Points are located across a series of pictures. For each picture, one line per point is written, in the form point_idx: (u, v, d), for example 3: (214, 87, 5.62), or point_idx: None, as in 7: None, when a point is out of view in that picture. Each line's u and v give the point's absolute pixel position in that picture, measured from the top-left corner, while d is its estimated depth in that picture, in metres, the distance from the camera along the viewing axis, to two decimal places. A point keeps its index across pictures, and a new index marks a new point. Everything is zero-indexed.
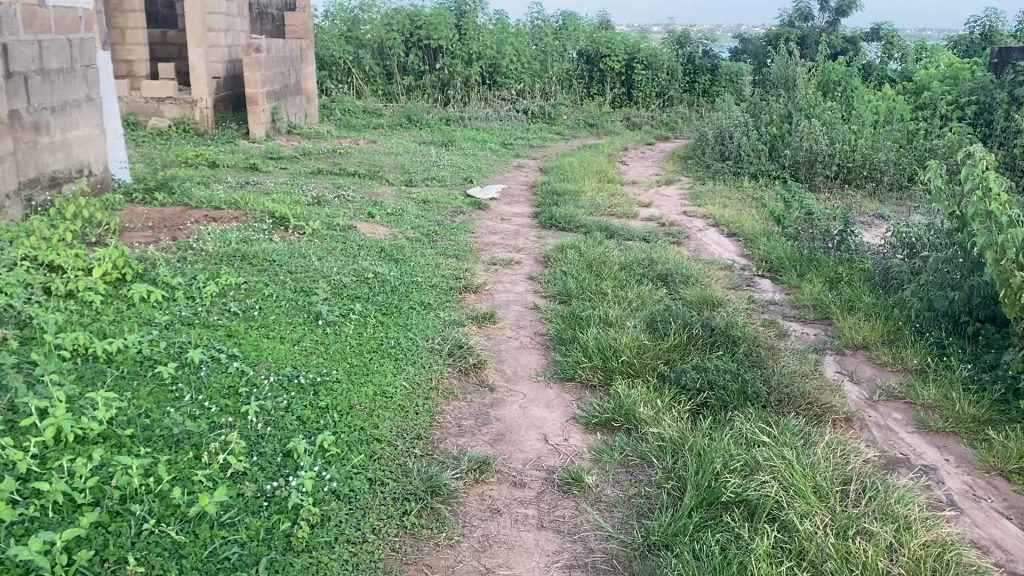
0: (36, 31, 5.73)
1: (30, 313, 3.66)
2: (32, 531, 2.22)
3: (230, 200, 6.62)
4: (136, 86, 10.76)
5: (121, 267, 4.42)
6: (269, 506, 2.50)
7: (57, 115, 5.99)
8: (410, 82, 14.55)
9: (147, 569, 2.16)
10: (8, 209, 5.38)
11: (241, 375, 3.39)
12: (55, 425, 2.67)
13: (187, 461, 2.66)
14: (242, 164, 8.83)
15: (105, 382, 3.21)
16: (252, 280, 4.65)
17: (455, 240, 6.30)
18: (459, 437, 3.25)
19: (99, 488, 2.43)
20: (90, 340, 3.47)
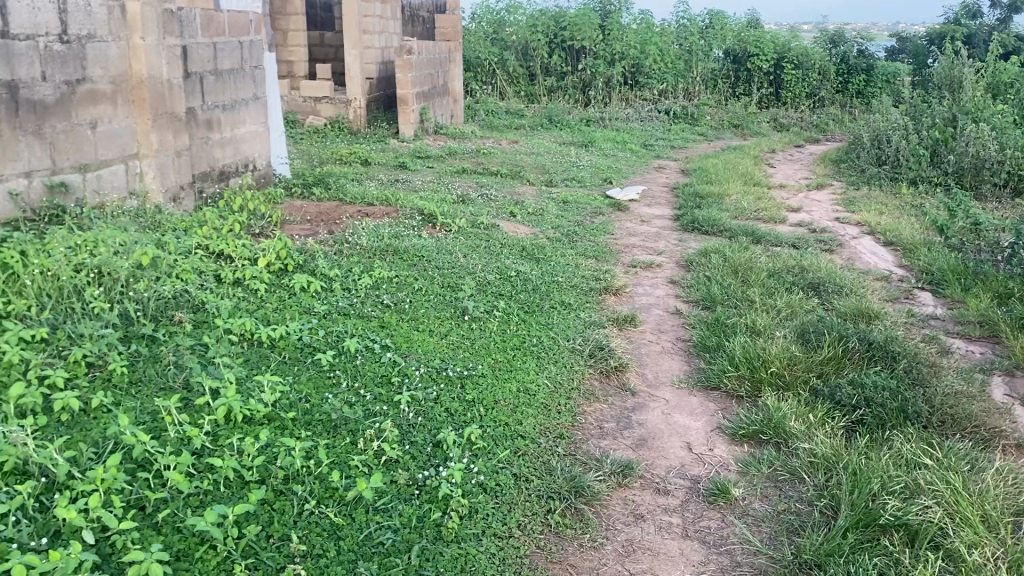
0: (213, 34, 6.09)
1: (203, 298, 3.92)
2: (206, 504, 2.38)
3: (381, 197, 6.85)
4: (296, 86, 11.32)
5: (284, 259, 4.67)
6: (420, 494, 2.58)
7: (228, 112, 6.38)
8: (552, 83, 14.65)
9: (309, 548, 2.27)
10: (183, 200, 5.78)
11: (393, 365, 3.52)
12: (227, 405, 2.85)
13: (344, 446, 2.78)
14: (392, 162, 9.11)
15: (268, 367, 3.40)
16: (402, 274, 4.79)
17: (596, 241, 6.29)
18: (602, 439, 3.24)
19: (264, 467, 2.58)
20: (255, 327, 3.67)
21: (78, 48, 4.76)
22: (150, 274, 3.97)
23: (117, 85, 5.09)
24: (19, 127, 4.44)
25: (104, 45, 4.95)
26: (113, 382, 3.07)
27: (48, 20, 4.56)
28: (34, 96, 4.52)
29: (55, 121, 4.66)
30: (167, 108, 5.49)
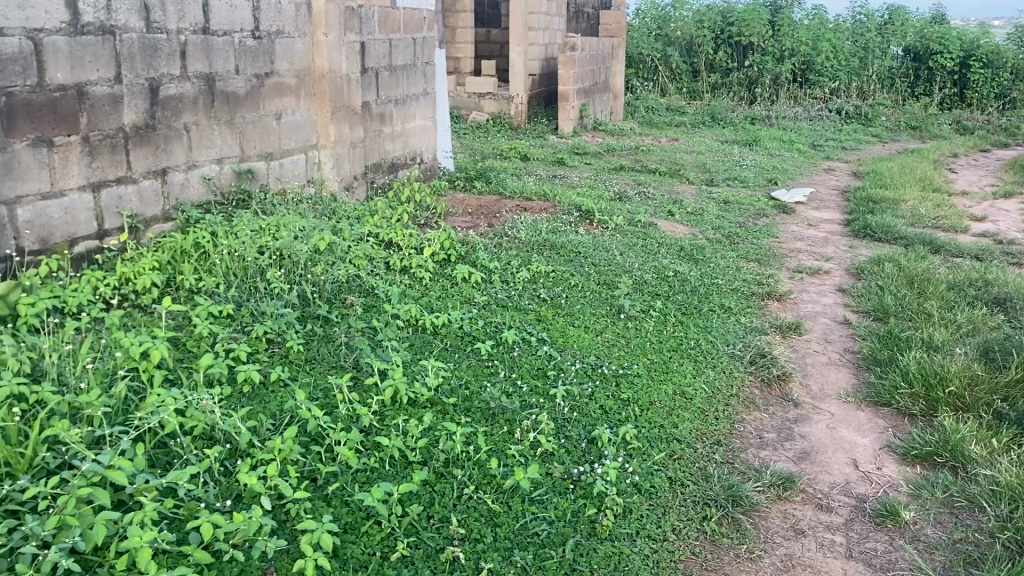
0: (390, 31, 6.34)
1: (372, 284, 4.10)
2: (372, 480, 2.49)
3: (540, 192, 6.92)
4: (461, 82, 11.60)
5: (448, 249, 4.81)
6: (576, 489, 2.59)
7: (399, 107, 6.62)
8: (716, 80, 14.30)
9: (467, 532, 2.32)
10: (356, 190, 6.05)
11: (549, 359, 3.55)
12: (393, 386, 2.97)
13: (502, 435, 2.83)
14: (551, 158, 9.18)
15: (430, 353, 3.51)
16: (560, 269, 4.82)
17: (758, 243, 6.10)
18: (762, 449, 3.14)
19: (427, 449, 2.67)
20: (419, 314, 3.80)
21: (268, 43, 5.08)
22: (325, 259, 4.19)
23: (300, 79, 5.40)
24: (214, 117, 4.75)
25: (291, 40, 5.27)
26: (290, 358, 3.27)
27: (243, 17, 4.86)
28: (228, 89, 4.82)
29: (245, 112, 4.98)
30: (345, 101, 5.77)
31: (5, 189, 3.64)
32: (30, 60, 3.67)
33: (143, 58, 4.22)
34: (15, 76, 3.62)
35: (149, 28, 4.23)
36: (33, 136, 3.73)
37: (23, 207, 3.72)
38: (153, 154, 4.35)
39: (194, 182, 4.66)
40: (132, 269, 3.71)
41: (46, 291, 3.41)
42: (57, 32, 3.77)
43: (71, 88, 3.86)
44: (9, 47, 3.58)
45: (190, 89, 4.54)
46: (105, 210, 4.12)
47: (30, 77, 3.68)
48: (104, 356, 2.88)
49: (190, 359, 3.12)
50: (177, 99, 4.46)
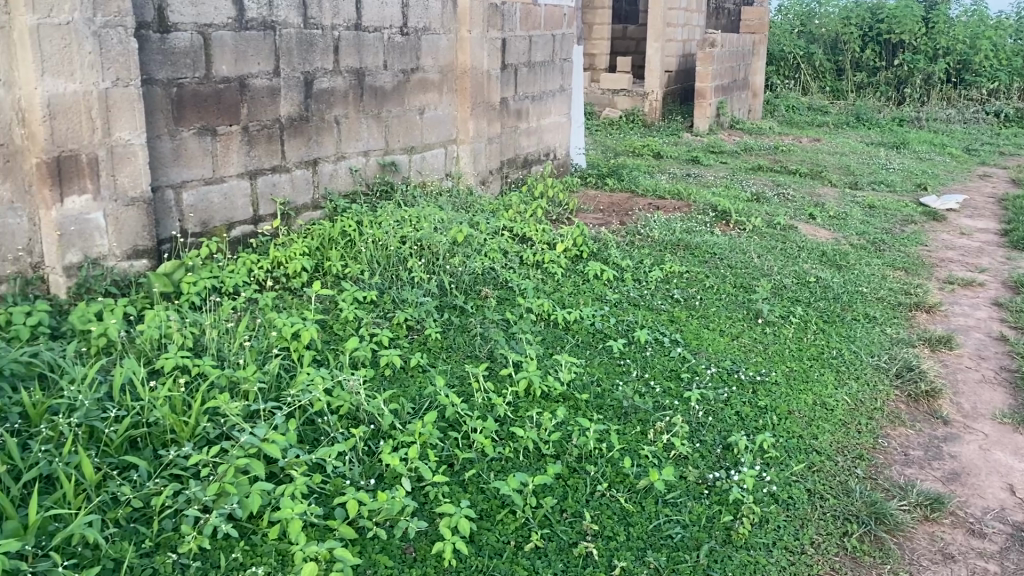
0: (531, 28, 6.38)
1: (507, 277, 4.16)
2: (507, 470, 2.53)
3: (674, 191, 6.81)
4: (596, 78, 11.57)
5: (580, 246, 4.81)
6: (710, 494, 2.55)
7: (535, 103, 6.66)
8: (862, 80, 13.68)
9: (600, 529, 2.32)
10: (491, 184, 6.14)
11: (683, 361, 3.50)
12: (527, 378, 3.00)
13: (635, 435, 2.82)
14: (685, 156, 9.02)
15: (563, 348, 3.52)
16: (694, 270, 4.74)
17: (905, 251, 5.80)
18: (907, 466, 2.99)
19: (561, 443, 2.69)
20: (552, 309, 3.82)
21: (415, 39, 5.22)
22: (461, 251, 4.28)
23: (443, 74, 5.54)
24: (363, 111, 4.92)
25: (436, 37, 5.40)
26: (428, 346, 3.37)
27: (393, 14, 5.01)
28: (376, 83, 4.99)
29: (391, 106, 5.14)
30: (485, 97, 5.85)
31: (172, 175, 3.88)
32: (199, 53, 3.89)
33: (300, 52, 4.42)
34: (185, 69, 3.84)
35: (306, 24, 4.42)
36: (199, 125, 3.96)
37: (188, 191, 3.97)
38: (305, 145, 4.56)
39: (342, 173, 4.85)
40: (283, 253, 3.91)
41: (206, 271, 3.64)
42: (224, 28, 3.98)
43: (234, 80, 4.08)
44: (182, 41, 3.81)
45: (341, 83, 4.73)
46: (260, 197, 4.35)
47: (199, 70, 3.91)
48: (258, 335, 3.05)
49: (335, 341, 3.26)
50: (329, 92, 4.65)
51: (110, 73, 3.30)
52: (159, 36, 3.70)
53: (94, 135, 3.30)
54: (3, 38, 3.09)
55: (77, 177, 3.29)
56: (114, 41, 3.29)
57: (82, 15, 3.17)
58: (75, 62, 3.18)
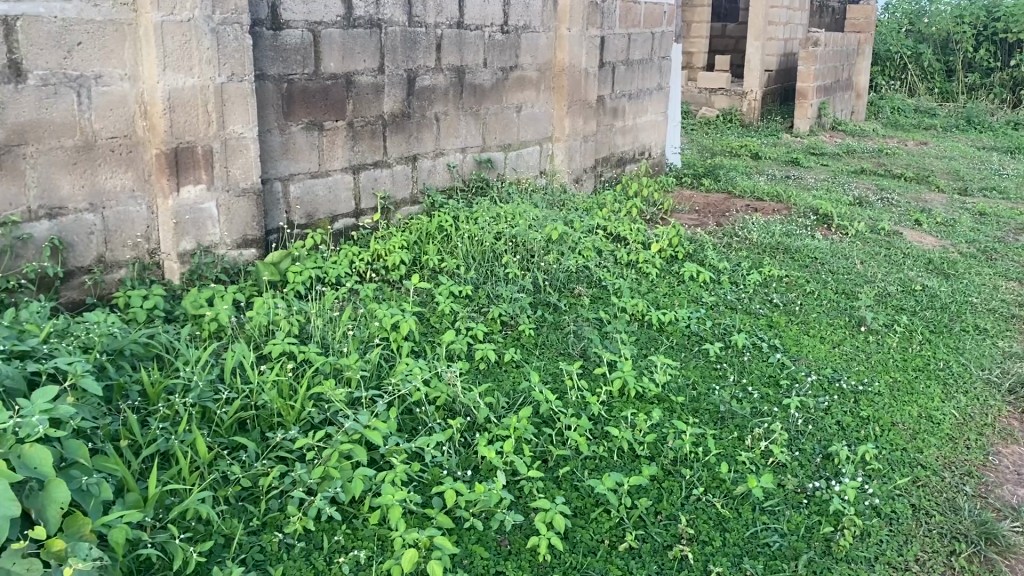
0: (630, 25, 6.33)
1: (601, 276, 4.14)
2: (602, 468, 2.54)
3: (772, 192, 6.65)
4: (693, 77, 11.42)
5: (676, 246, 4.75)
6: (809, 504, 2.49)
7: (632, 101, 6.62)
8: (974, 81, 13.08)
9: (696, 532, 2.30)
10: (585, 182, 6.13)
11: (782, 368, 3.42)
12: (622, 379, 2.99)
13: (732, 440, 2.78)
14: (784, 157, 8.81)
15: (657, 349, 3.49)
16: (793, 274, 4.63)
17: (1019, 261, 5.52)
18: (1020, 486, 2.84)
19: (656, 445, 2.67)
20: (646, 309, 3.79)
21: (515, 37, 5.25)
22: (556, 249, 4.29)
23: (541, 72, 5.57)
24: (462, 108, 4.99)
25: (536, 35, 5.43)
26: (522, 342, 3.39)
27: (494, 12, 5.06)
28: (476, 81, 5.04)
29: (490, 104, 5.19)
30: (582, 94, 5.84)
31: (281, 168, 4.01)
32: (309, 50, 4.00)
33: (403, 50, 4.50)
34: (295, 65, 3.96)
35: (411, 22, 4.50)
36: (306, 120, 4.08)
37: (295, 184, 4.09)
38: (406, 141, 4.65)
39: (440, 169, 4.93)
40: (383, 247, 4.00)
41: (310, 262, 3.76)
42: (333, 25, 4.09)
43: (341, 77, 4.19)
44: (294, 39, 3.92)
45: (442, 80, 4.80)
46: (362, 191, 4.45)
47: (308, 66, 4.02)
48: (360, 325, 3.14)
49: (432, 333, 3.32)
50: (430, 90, 4.73)
51: (226, 69, 3.44)
52: (272, 34, 3.82)
53: (209, 128, 3.43)
54: (130, 35, 3.21)
55: (193, 168, 3.43)
56: (230, 37, 3.43)
57: (202, 12, 3.31)
58: (194, 58, 3.32)
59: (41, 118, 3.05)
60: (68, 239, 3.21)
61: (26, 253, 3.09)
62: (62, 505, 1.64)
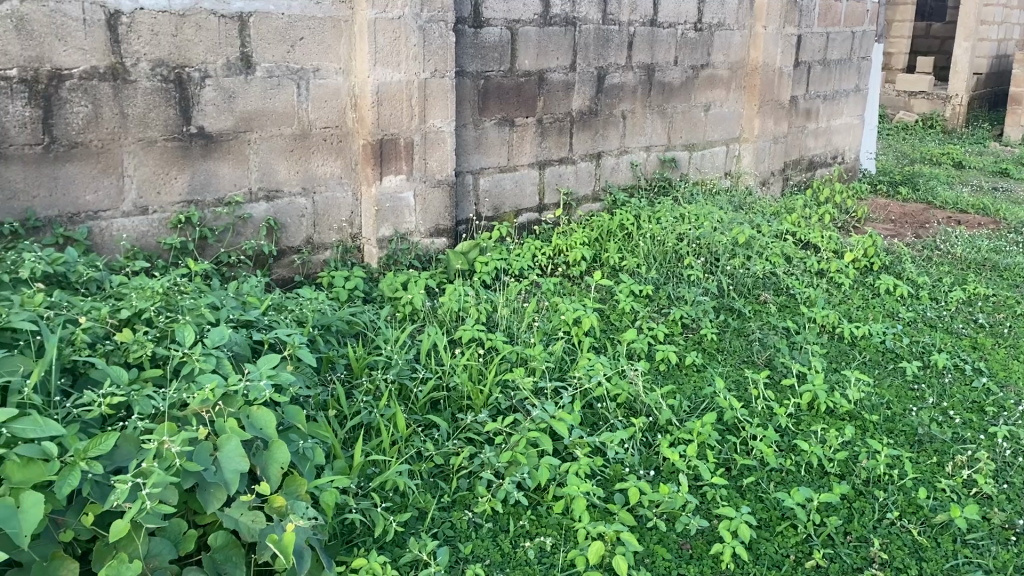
0: (830, 23, 6.05)
1: (789, 283, 4.00)
2: (788, 482, 2.47)
3: (979, 204, 6.18)
4: (891, 79, 10.81)
5: (871, 257, 4.51)
6: (1019, 542, 2.30)
7: (826, 103, 6.34)
8: None
9: (889, 558, 2.19)
10: (772, 185, 5.93)
11: (987, 393, 3.18)
12: (812, 392, 2.88)
13: (930, 466, 2.62)
14: (992, 167, 8.14)
15: (848, 364, 3.34)
16: (1002, 294, 4.28)
17: None
18: None
19: (846, 463, 2.56)
20: (837, 321, 3.63)
21: (708, 35, 5.16)
22: (742, 252, 4.18)
23: (733, 71, 5.45)
24: (650, 106, 4.96)
25: (729, 33, 5.31)
26: (704, 346, 3.33)
27: (689, 10, 4.98)
28: (666, 79, 5.00)
29: (677, 103, 5.13)
30: (774, 95, 5.65)
31: (474, 161, 4.14)
32: (506, 48, 4.10)
33: (596, 48, 4.53)
34: (493, 62, 4.06)
35: (605, 20, 4.52)
36: (499, 116, 4.18)
37: (485, 177, 4.21)
38: (592, 138, 4.68)
39: (624, 167, 4.93)
40: (565, 242, 4.05)
41: (497, 254, 3.88)
42: (530, 23, 4.17)
43: (534, 74, 4.27)
44: (493, 36, 4.03)
45: (632, 79, 4.79)
46: (547, 186, 4.53)
47: (504, 63, 4.12)
48: (544, 318, 3.20)
49: (613, 331, 3.33)
50: (619, 88, 4.73)
51: (430, 65, 3.59)
52: (473, 31, 3.93)
53: (412, 121, 3.60)
54: (346, 31, 3.41)
55: (395, 158, 3.60)
56: (436, 34, 3.57)
57: (412, 10, 3.46)
58: (402, 54, 3.49)
59: (265, 106, 3.28)
60: (282, 220, 3.46)
61: (246, 231, 3.35)
62: (283, 465, 1.79)
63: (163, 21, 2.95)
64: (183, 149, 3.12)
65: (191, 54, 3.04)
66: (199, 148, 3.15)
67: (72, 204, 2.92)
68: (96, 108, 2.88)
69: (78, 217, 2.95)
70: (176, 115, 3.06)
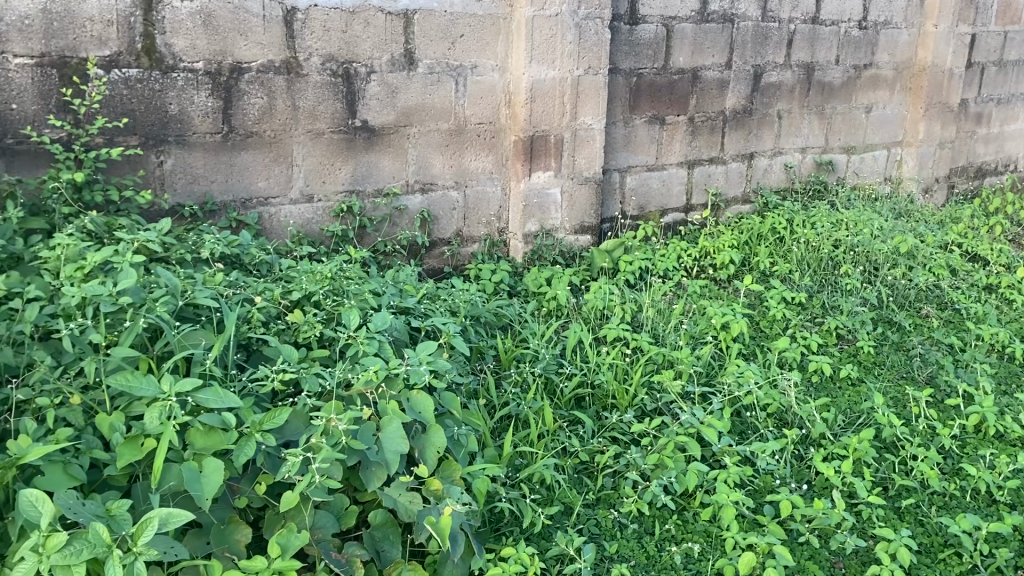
0: (1010, 21, 5.64)
1: (953, 298, 3.76)
2: (952, 508, 2.32)
3: None
4: None
5: None
6: None
7: (1001, 106, 5.93)
8: None
9: None
10: (936, 193, 5.59)
11: None
12: (980, 414, 2.69)
13: None
14: None
15: (1020, 386, 3.10)
16: None
17: None
18: None
19: (1019, 493, 2.39)
20: (1008, 340, 3.38)
21: (874, 33, 4.93)
22: (903, 262, 3.97)
23: (898, 72, 5.19)
24: (807, 107, 4.78)
25: (896, 31, 5.05)
26: (859, 359, 3.18)
27: (854, 8, 4.77)
28: (825, 78, 4.80)
29: (837, 103, 4.92)
30: (943, 97, 5.33)
31: (623, 159, 4.11)
32: (661, 45, 4.04)
33: (753, 46, 4.41)
34: (647, 59, 4.02)
35: (764, 16, 4.39)
36: (651, 114, 4.13)
37: (633, 176, 4.17)
38: (745, 138, 4.56)
39: (777, 169, 4.78)
40: (713, 244, 3.96)
41: (642, 253, 3.84)
42: (687, 20, 4.10)
43: (688, 72, 4.20)
44: (649, 34, 3.99)
45: (790, 77, 4.63)
46: (696, 186, 4.45)
47: (658, 61, 4.07)
48: (692, 320, 3.15)
49: (762, 338, 3.23)
50: (776, 87, 4.59)
51: (584, 62, 3.59)
52: (628, 28, 3.90)
53: (564, 119, 3.61)
54: (504, 28, 3.46)
55: (545, 155, 3.62)
56: (592, 31, 3.57)
57: (569, 7, 3.47)
58: (557, 51, 3.50)
59: (424, 102, 3.37)
60: (435, 212, 3.55)
61: (401, 222, 3.46)
62: (439, 449, 1.85)
63: (334, 17, 3.07)
64: (347, 142, 3.25)
65: (358, 50, 3.16)
66: (362, 140, 3.27)
67: (246, 190, 3.10)
68: (270, 100, 3.03)
69: (250, 203, 3.12)
70: (342, 109, 3.19)
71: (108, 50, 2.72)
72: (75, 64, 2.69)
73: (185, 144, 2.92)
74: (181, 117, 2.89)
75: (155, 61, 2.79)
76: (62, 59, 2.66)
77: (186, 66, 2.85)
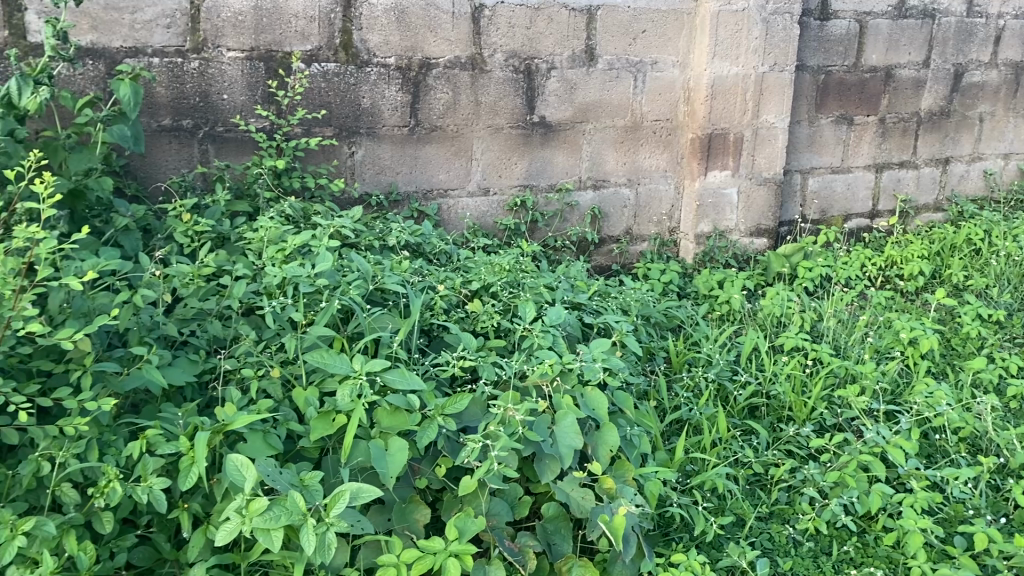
0: None
1: None
2: None
3: None
4: None
5: None
6: None
7: None
8: None
9: None
10: None
11: None
12: None
13: None
14: None
15: None
16: None
17: None
18: None
19: None
20: None
21: None
22: None
23: None
24: (1014, 109, 4.41)
25: None
26: None
27: None
28: None
29: None
30: None
31: (805, 160, 3.94)
32: (853, 42, 3.84)
33: (956, 43, 4.11)
34: (837, 56, 3.83)
35: (970, 12, 4.08)
36: (838, 113, 3.94)
37: (815, 178, 3.99)
38: (940, 141, 4.27)
39: (975, 175, 4.44)
40: (900, 253, 3.76)
41: (822, 259, 3.67)
42: (882, 16, 3.87)
43: (881, 70, 3.97)
44: (840, 29, 3.80)
45: (995, 77, 4.29)
46: (884, 191, 4.20)
47: (849, 58, 3.86)
48: (876, 333, 2.98)
49: (955, 356, 3.01)
50: (979, 86, 4.26)
51: (770, 58, 3.46)
52: (819, 24, 3.73)
53: (745, 116, 3.49)
54: (688, 24, 3.39)
55: (723, 154, 3.52)
56: (780, 26, 3.43)
57: (757, 2, 3.36)
58: (742, 46, 3.39)
59: (603, 98, 3.36)
60: (607, 210, 3.53)
61: (573, 218, 3.46)
62: (612, 448, 1.84)
63: (519, 14, 3.12)
64: (525, 137, 3.29)
65: (541, 46, 3.19)
66: (540, 135, 3.30)
67: (428, 183, 3.20)
68: (455, 96, 3.11)
69: (431, 194, 3.21)
70: (522, 105, 3.23)
71: (310, 45, 2.87)
72: (280, 57, 2.85)
73: (374, 136, 3.05)
74: (371, 110, 3.02)
75: (351, 56, 2.93)
76: (268, 53, 2.84)
77: (379, 61, 2.97)
